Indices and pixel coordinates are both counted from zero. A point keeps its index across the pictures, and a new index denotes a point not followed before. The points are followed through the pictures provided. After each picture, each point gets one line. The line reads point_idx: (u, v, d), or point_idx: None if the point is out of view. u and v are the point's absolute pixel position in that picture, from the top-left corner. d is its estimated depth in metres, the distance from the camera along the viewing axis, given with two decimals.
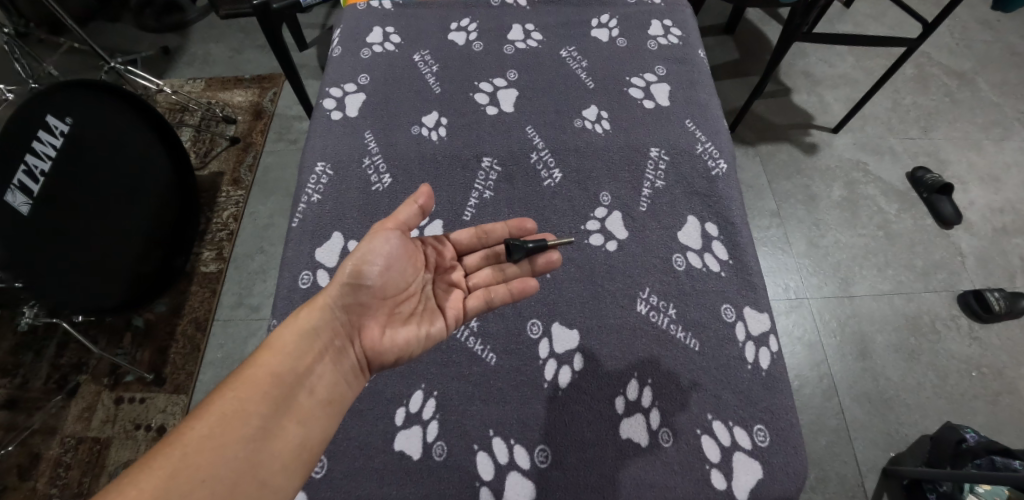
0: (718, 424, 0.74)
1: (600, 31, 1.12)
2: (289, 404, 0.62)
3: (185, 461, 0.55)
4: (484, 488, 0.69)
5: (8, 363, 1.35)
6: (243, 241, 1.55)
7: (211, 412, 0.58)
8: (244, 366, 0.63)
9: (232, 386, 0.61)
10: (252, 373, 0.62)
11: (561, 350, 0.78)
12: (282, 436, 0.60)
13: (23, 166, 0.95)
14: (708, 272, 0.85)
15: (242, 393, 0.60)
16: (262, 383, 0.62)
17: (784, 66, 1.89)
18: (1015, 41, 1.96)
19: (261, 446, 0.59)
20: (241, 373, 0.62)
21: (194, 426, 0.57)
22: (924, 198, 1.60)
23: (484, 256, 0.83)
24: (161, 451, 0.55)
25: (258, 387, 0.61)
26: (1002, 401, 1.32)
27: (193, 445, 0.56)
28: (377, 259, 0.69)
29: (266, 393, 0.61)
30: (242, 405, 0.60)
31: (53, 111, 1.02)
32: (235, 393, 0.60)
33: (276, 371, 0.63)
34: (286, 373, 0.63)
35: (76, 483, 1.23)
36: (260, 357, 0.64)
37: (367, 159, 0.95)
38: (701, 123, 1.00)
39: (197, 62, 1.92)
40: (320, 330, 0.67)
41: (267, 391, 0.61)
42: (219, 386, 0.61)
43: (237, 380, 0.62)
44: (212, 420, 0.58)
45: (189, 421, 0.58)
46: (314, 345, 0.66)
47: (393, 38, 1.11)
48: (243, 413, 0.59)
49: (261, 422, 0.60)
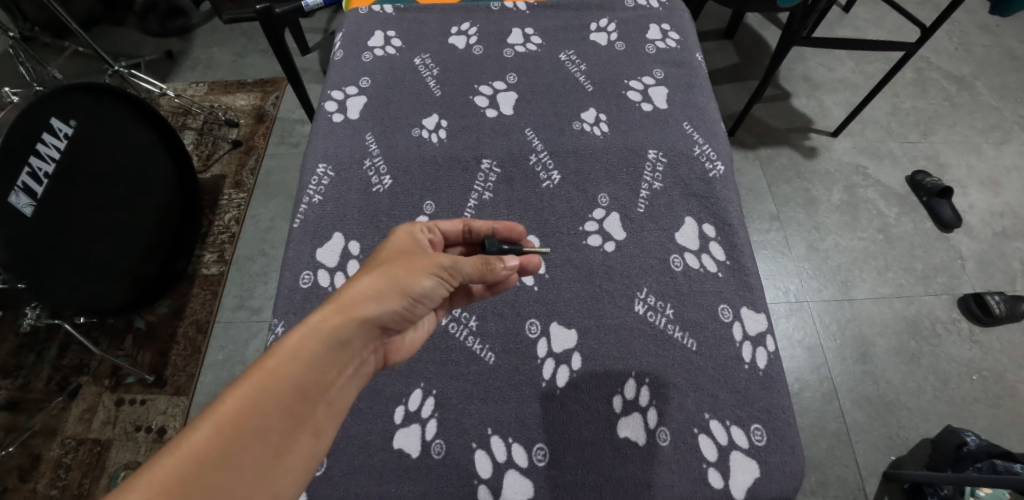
0: (715, 423, 0.74)
1: (598, 34, 1.13)
2: (308, 415, 0.50)
3: (191, 473, 0.41)
4: (482, 486, 0.69)
5: (10, 364, 1.36)
6: (245, 243, 1.56)
7: (237, 412, 0.45)
8: (268, 356, 0.48)
9: (263, 379, 0.47)
10: (289, 363, 0.49)
11: (559, 350, 0.79)
12: (295, 453, 0.48)
13: (27, 168, 0.96)
14: (706, 273, 0.86)
15: (268, 392, 0.47)
16: (301, 383, 0.49)
17: (784, 70, 1.90)
18: (1013, 46, 1.97)
19: (278, 465, 0.47)
20: (277, 361, 0.48)
21: (204, 428, 0.43)
22: (924, 201, 1.60)
23: (463, 250, 0.79)
24: (164, 466, 0.41)
25: (298, 392, 0.48)
26: (1003, 405, 1.32)
27: (207, 458, 0.43)
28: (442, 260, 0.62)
29: (304, 399, 0.49)
30: (277, 412, 0.47)
31: (58, 115, 1.04)
32: (259, 392, 0.47)
33: (318, 371, 0.50)
34: (328, 379, 0.51)
35: (76, 484, 1.23)
36: (289, 350, 0.49)
37: (367, 161, 0.96)
38: (699, 126, 1.01)
39: (200, 66, 1.94)
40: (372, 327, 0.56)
41: (295, 395, 0.49)
42: (236, 378, 0.47)
43: (261, 374, 0.48)
44: (239, 426, 0.45)
45: (191, 420, 0.44)
46: (355, 345, 0.54)
47: (394, 42, 1.12)
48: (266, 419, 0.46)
49: (286, 437, 0.48)
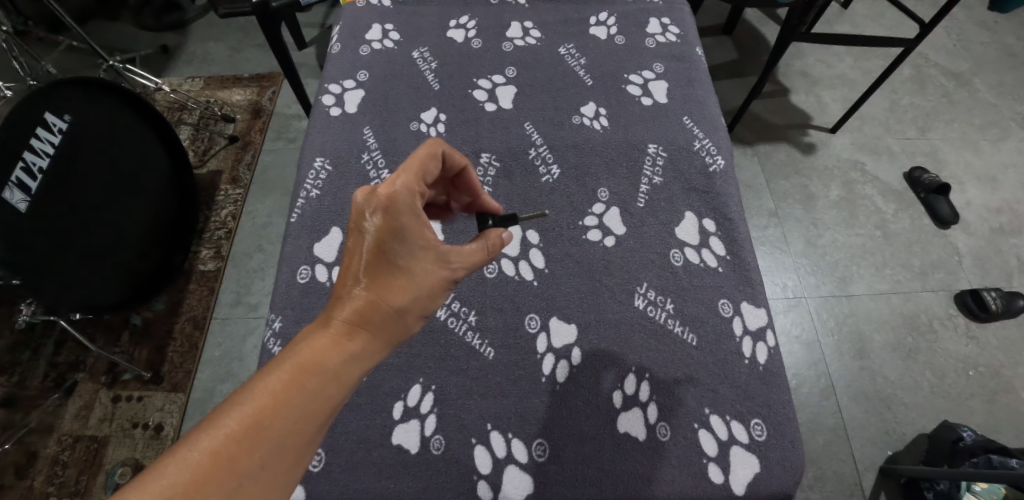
0: (715, 418, 0.74)
1: (598, 28, 1.13)
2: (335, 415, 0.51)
3: (231, 453, 0.43)
4: (482, 482, 0.69)
5: (5, 360, 1.35)
6: (242, 239, 1.55)
7: (271, 407, 0.46)
8: (307, 351, 0.50)
9: (297, 375, 0.49)
10: (318, 363, 0.50)
11: (559, 345, 0.79)
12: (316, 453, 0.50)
13: (21, 163, 0.95)
14: (706, 268, 0.85)
15: (311, 390, 0.49)
16: (327, 382, 0.50)
17: (783, 66, 1.89)
18: (1011, 42, 1.97)
19: (299, 462, 0.47)
20: (308, 359, 0.50)
21: (245, 410, 0.45)
22: (922, 197, 1.60)
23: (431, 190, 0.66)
24: (201, 449, 0.42)
25: (325, 393, 0.49)
26: (999, 400, 1.33)
27: (241, 451, 0.44)
28: (449, 259, 0.60)
29: (331, 402, 0.50)
30: (307, 411, 0.48)
31: (52, 109, 1.03)
32: (303, 387, 0.48)
33: (344, 374, 0.51)
34: (352, 384, 0.52)
35: (73, 481, 1.22)
36: (330, 349, 0.51)
37: (365, 155, 0.96)
38: (699, 120, 1.00)
39: (196, 61, 1.92)
40: (390, 330, 0.55)
41: (332, 394, 0.50)
42: (278, 365, 0.49)
43: (302, 367, 0.49)
44: (273, 421, 0.46)
45: (234, 402, 0.46)
46: (378, 350, 0.54)
47: (393, 36, 1.11)
48: (305, 417, 0.48)
49: (312, 437, 0.48)
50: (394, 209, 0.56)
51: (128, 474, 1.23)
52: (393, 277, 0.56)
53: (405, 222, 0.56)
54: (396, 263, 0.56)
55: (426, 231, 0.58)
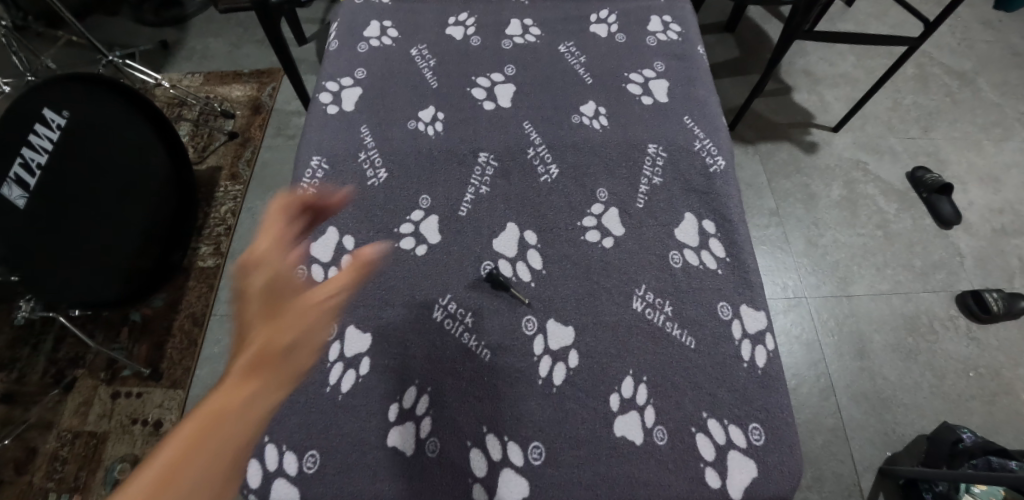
0: (713, 423, 0.73)
1: (598, 26, 1.11)
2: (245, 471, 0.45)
3: None
4: (477, 485, 0.69)
5: (5, 356, 1.35)
6: (241, 236, 1.54)
7: (176, 469, 0.41)
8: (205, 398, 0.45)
9: (203, 425, 0.43)
10: (221, 409, 0.45)
11: (556, 347, 0.78)
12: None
13: (19, 159, 1.02)
14: (705, 270, 0.84)
15: (217, 443, 0.43)
16: (236, 424, 0.45)
17: (785, 65, 1.88)
18: (1016, 41, 1.95)
19: None
20: (210, 407, 0.44)
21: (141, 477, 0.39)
22: (923, 197, 1.59)
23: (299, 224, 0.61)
24: None
25: (237, 436, 0.45)
26: (999, 401, 1.32)
27: None
28: (331, 286, 0.53)
29: (245, 446, 0.45)
30: (223, 456, 0.43)
31: (51, 105, 1.08)
32: (202, 439, 0.43)
33: (250, 416, 0.46)
34: (262, 428, 0.46)
35: (72, 477, 1.22)
36: (225, 394, 0.45)
37: (362, 153, 0.95)
38: (699, 120, 0.99)
39: (195, 57, 1.91)
40: (293, 362, 0.49)
41: (236, 449, 0.44)
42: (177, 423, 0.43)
43: (204, 417, 0.43)
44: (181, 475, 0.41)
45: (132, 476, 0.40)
46: (282, 387, 0.48)
47: (391, 33, 1.10)
48: (212, 464, 0.43)
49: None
50: (259, 264, 0.50)
51: (127, 470, 1.23)
52: (288, 304, 0.50)
53: (270, 273, 0.50)
54: (284, 292, 0.50)
55: (286, 272, 0.51)
